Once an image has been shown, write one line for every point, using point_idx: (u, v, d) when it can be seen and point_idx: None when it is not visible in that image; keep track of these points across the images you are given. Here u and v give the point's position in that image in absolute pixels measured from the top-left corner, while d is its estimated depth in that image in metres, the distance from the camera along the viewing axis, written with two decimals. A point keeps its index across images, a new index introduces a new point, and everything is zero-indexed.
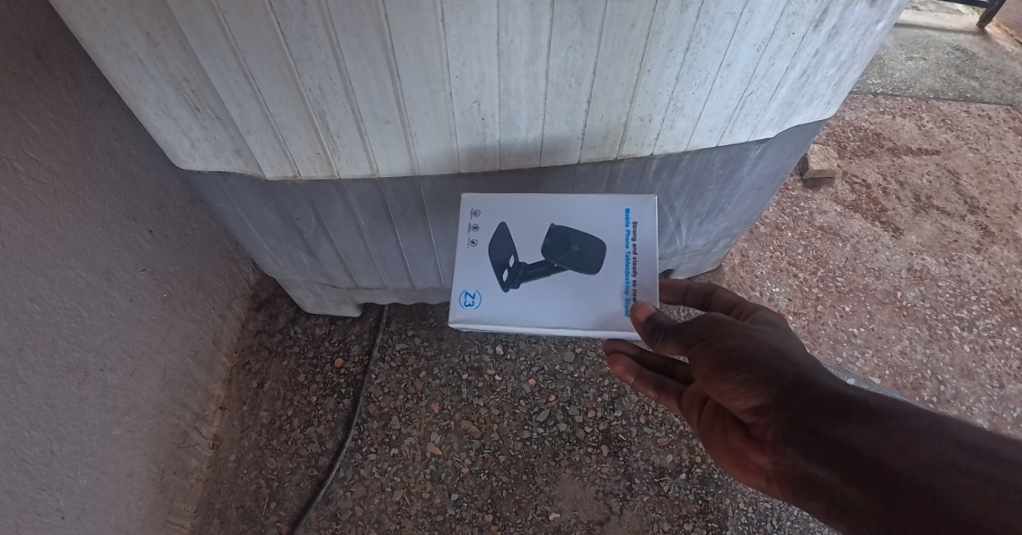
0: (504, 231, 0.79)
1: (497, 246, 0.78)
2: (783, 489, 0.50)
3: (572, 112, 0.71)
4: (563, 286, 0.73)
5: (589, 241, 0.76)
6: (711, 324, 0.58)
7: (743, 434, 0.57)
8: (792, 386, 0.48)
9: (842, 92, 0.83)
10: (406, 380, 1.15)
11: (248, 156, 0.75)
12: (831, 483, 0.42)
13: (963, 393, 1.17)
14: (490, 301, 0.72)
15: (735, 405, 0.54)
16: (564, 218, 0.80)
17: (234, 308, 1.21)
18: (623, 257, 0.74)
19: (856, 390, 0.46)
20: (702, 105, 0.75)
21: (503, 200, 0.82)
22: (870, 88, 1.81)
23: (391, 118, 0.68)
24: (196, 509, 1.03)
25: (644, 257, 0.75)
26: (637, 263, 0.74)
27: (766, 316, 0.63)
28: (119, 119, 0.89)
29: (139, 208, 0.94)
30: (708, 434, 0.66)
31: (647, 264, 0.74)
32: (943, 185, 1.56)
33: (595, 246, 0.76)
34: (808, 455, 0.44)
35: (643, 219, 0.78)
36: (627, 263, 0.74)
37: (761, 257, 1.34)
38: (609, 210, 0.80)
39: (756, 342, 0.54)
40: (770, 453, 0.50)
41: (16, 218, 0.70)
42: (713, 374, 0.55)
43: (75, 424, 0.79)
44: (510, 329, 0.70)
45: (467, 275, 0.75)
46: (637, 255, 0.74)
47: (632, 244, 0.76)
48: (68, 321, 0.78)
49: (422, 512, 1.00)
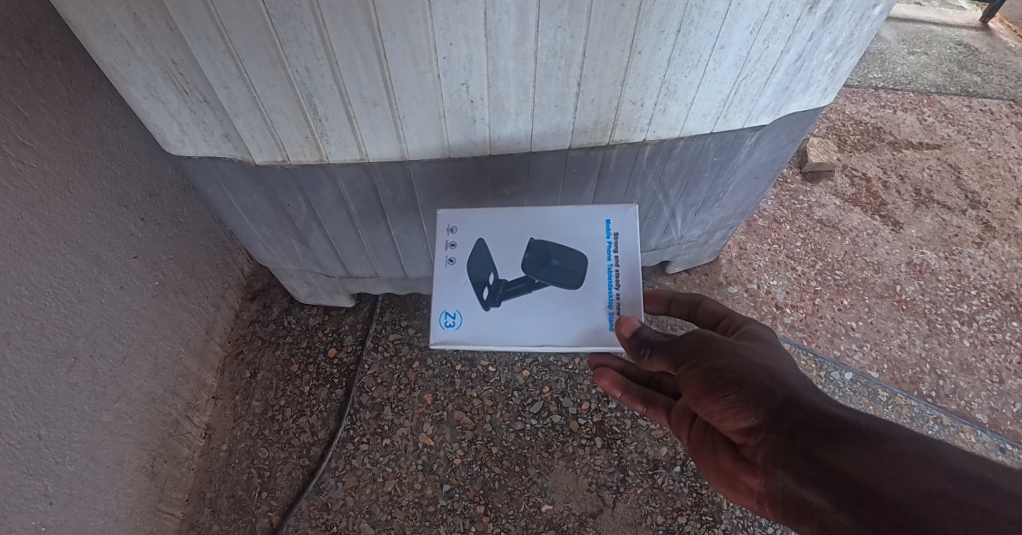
0: (482, 247, 0.82)
1: (477, 263, 0.81)
2: (774, 511, 0.50)
3: (563, 95, 0.71)
4: (544, 301, 0.76)
5: (568, 254, 0.78)
6: (700, 342, 0.59)
7: (733, 454, 0.57)
8: (782, 407, 0.49)
9: (839, 78, 0.82)
10: (400, 370, 1.15)
11: (237, 141, 0.74)
12: (822, 507, 0.42)
13: (962, 388, 1.16)
14: (470, 321, 0.75)
15: (725, 425, 0.54)
16: (545, 229, 0.82)
17: (228, 298, 1.21)
18: (606, 270, 0.78)
19: (846, 412, 0.47)
20: (695, 89, 0.74)
21: (489, 214, 0.84)
22: (871, 81, 1.79)
23: (379, 101, 0.68)
24: (188, 498, 1.03)
25: (625, 268, 0.78)
26: (619, 276, 0.77)
27: (755, 329, 0.64)
28: (111, 105, 0.89)
29: (131, 195, 0.94)
30: (699, 450, 0.67)
31: (631, 277, 0.77)
32: (944, 179, 1.55)
33: (577, 258, 0.78)
34: (797, 478, 0.45)
35: (623, 229, 0.81)
36: (610, 276, 0.77)
37: (759, 250, 1.33)
38: (588, 221, 0.82)
39: (745, 361, 0.55)
40: (761, 474, 0.50)
41: (5, 200, 0.70)
42: (703, 393, 0.55)
43: (64, 409, 0.78)
44: (493, 347, 0.74)
45: (447, 294, 0.78)
46: (620, 267, 0.77)
47: (614, 255, 0.78)
48: (58, 306, 0.78)
49: (413, 503, 0.99)
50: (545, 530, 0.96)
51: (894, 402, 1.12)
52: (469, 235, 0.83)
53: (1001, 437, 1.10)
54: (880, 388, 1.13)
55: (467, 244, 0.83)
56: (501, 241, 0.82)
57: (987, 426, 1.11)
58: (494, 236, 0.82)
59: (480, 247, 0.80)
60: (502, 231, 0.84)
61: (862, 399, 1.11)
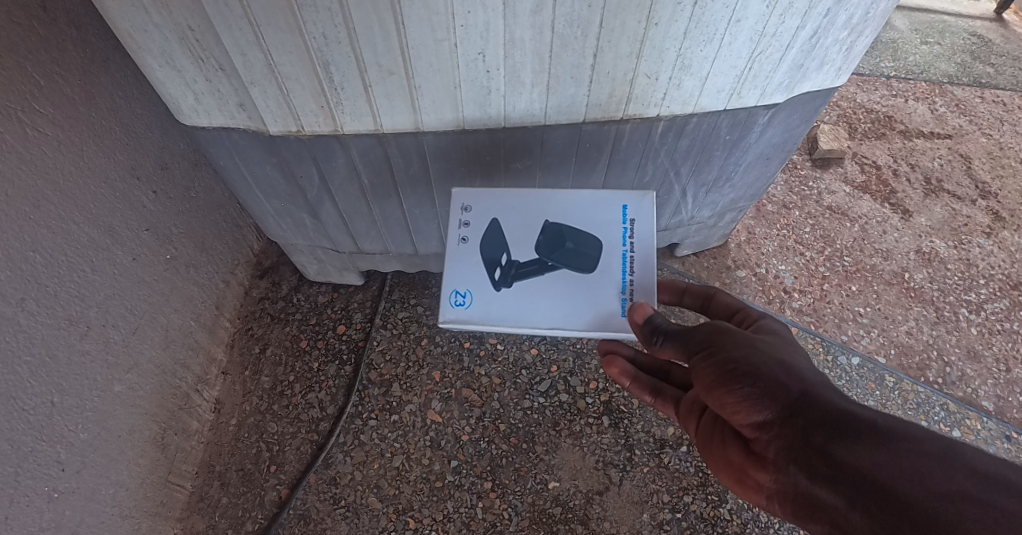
0: (496, 227, 0.82)
1: (490, 243, 0.81)
2: (784, 508, 0.51)
3: (579, 66, 0.70)
4: (557, 283, 0.75)
5: (583, 237, 0.79)
6: (714, 333, 0.58)
7: (743, 449, 0.58)
8: (799, 403, 0.48)
9: (853, 58, 0.82)
10: (409, 347, 1.15)
11: (253, 110, 0.74)
12: (836, 506, 0.43)
13: (968, 375, 1.16)
14: (480, 300, 0.75)
15: (736, 418, 0.54)
16: (559, 213, 0.83)
17: (238, 274, 1.22)
18: (620, 256, 0.77)
19: (861, 408, 0.47)
20: (710, 63, 0.73)
21: (500, 197, 0.85)
22: (883, 70, 1.78)
23: (395, 70, 0.68)
24: (197, 471, 1.04)
25: (639, 255, 0.78)
26: (634, 261, 0.77)
27: (770, 324, 0.64)
28: (123, 76, 0.89)
29: (144, 167, 0.94)
30: (708, 445, 0.67)
31: (645, 263, 0.77)
32: (954, 168, 1.54)
33: (591, 243, 0.79)
34: (811, 475, 0.45)
35: (639, 215, 0.81)
36: (624, 262, 0.77)
37: (768, 234, 1.33)
38: (604, 206, 0.83)
39: (760, 353, 0.54)
40: (772, 470, 0.51)
41: (20, 167, 0.70)
42: (716, 385, 0.54)
43: (76, 377, 0.79)
44: (502, 329, 0.73)
45: (458, 273, 0.78)
46: (634, 254, 0.77)
47: (629, 241, 0.79)
48: (71, 275, 0.78)
49: (420, 478, 1.00)
50: (551, 506, 0.97)
51: (900, 388, 1.12)
52: (482, 215, 0.84)
53: (1006, 424, 1.10)
54: (887, 373, 1.14)
55: (480, 224, 0.84)
56: (515, 222, 0.83)
57: (992, 414, 1.11)
58: (507, 218, 0.83)
59: (494, 228, 0.81)
60: (515, 213, 0.84)
61: (867, 384, 1.12)
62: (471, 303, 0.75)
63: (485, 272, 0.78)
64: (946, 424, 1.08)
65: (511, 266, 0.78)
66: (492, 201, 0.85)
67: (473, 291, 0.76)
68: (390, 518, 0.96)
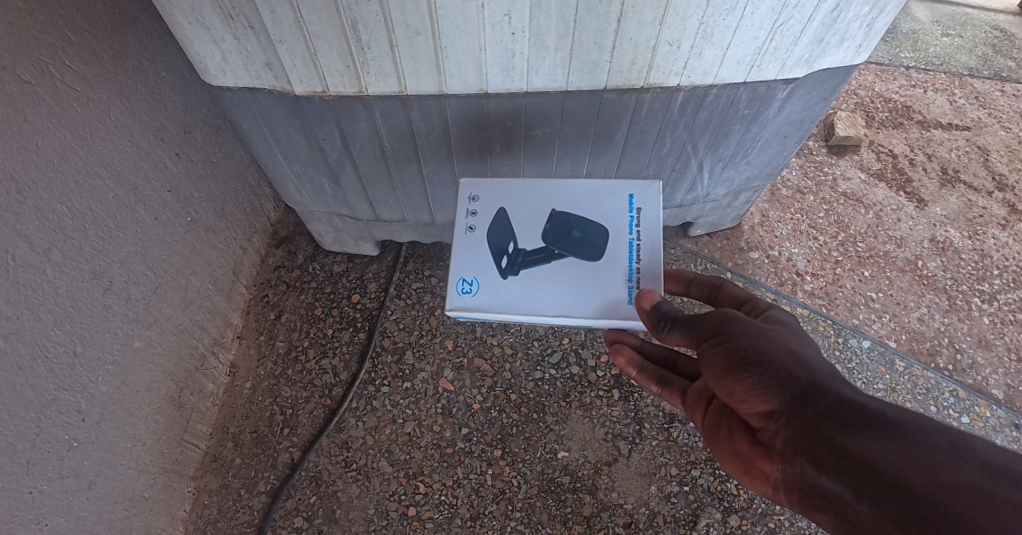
0: (503, 216, 0.83)
1: (497, 231, 0.82)
2: (790, 498, 0.50)
3: (602, 31, 0.70)
4: (564, 271, 0.76)
5: (590, 226, 0.79)
6: (724, 321, 0.58)
7: (750, 439, 0.58)
8: (808, 393, 0.48)
9: (874, 35, 0.80)
10: (422, 317, 1.17)
11: (279, 70, 0.74)
12: (842, 497, 0.42)
13: (979, 364, 1.16)
14: (487, 288, 0.76)
15: (744, 407, 0.54)
16: (568, 202, 0.84)
17: (255, 242, 1.24)
18: (627, 243, 0.78)
19: (871, 400, 0.47)
20: (732, 33, 0.72)
21: (509, 184, 0.87)
22: (902, 60, 1.77)
23: (422, 29, 0.68)
24: (211, 432, 1.05)
25: (646, 242, 0.78)
26: (640, 250, 0.77)
27: (777, 314, 0.63)
28: (150, 37, 0.90)
29: (167, 129, 0.95)
30: (713, 434, 0.67)
31: (651, 250, 0.77)
32: (971, 160, 1.53)
33: (595, 228, 0.79)
34: (819, 466, 0.45)
35: (646, 203, 0.82)
36: (631, 249, 0.77)
37: (782, 218, 1.33)
38: (612, 195, 0.83)
39: (769, 342, 0.54)
40: (778, 460, 0.51)
41: (49, 119, 0.71)
42: (725, 373, 0.54)
43: (98, 329, 0.79)
44: (509, 316, 0.74)
45: (465, 261, 0.79)
46: (640, 241, 0.78)
47: (636, 229, 0.79)
48: (96, 230, 0.79)
49: (432, 444, 1.02)
50: (560, 475, 0.98)
51: (910, 373, 1.12)
52: (490, 204, 0.85)
53: (1015, 413, 1.10)
54: (897, 357, 1.14)
55: (488, 212, 0.85)
56: (521, 211, 0.84)
57: (1002, 402, 1.11)
58: (516, 207, 0.84)
59: (500, 217, 0.82)
60: (524, 201, 0.85)
61: (878, 367, 1.12)
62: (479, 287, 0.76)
63: (491, 259, 0.79)
64: (955, 411, 1.08)
65: (518, 256, 0.78)
66: (499, 192, 0.86)
67: (481, 277, 0.77)
68: (401, 482, 0.98)
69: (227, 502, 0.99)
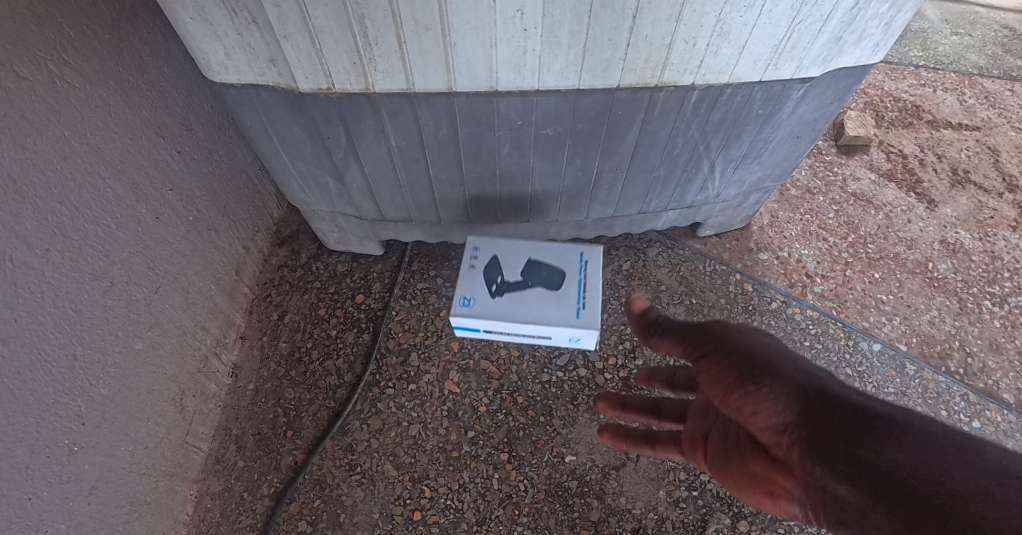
0: (494, 265, 0.94)
1: (487, 270, 0.93)
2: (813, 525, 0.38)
3: (617, 28, 0.68)
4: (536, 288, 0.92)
5: (556, 268, 0.94)
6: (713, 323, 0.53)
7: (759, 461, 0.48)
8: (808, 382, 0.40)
9: (892, 34, 0.79)
10: (427, 318, 1.16)
11: (283, 66, 0.72)
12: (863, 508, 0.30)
13: (990, 367, 1.14)
14: (482, 303, 0.90)
15: (755, 421, 0.43)
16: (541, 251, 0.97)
17: (257, 241, 1.22)
18: (578, 280, 0.92)
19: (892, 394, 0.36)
20: (749, 31, 0.71)
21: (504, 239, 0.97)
22: (912, 59, 1.75)
23: (431, 25, 0.66)
24: (213, 434, 1.04)
25: (592, 282, 0.92)
26: (586, 285, 0.92)
27: None
28: (151, 33, 0.88)
29: (169, 127, 0.93)
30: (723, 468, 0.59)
31: (595, 284, 0.91)
32: (981, 161, 1.51)
33: (557, 266, 0.95)
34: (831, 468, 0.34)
35: (594, 259, 0.95)
36: (579, 285, 0.92)
37: (791, 218, 1.32)
38: (569, 252, 0.96)
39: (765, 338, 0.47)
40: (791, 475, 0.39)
41: (47, 116, 0.69)
42: (714, 370, 0.48)
43: (99, 332, 0.78)
44: (496, 324, 0.88)
45: (467, 285, 0.92)
46: (588, 278, 0.92)
47: (585, 269, 0.93)
48: (95, 230, 0.77)
49: (437, 447, 1.00)
50: (567, 480, 0.97)
51: (921, 377, 1.11)
52: (487, 256, 0.96)
53: None
54: (908, 361, 1.12)
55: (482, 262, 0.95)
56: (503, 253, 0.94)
57: (1013, 407, 1.09)
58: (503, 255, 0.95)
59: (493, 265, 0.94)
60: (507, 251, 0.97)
61: (888, 371, 1.11)
62: (472, 306, 0.90)
63: (484, 286, 0.93)
64: (966, 415, 1.07)
65: (499, 284, 0.91)
66: (495, 246, 0.96)
67: (474, 295, 0.91)
68: (406, 486, 0.97)
69: (230, 505, 0.97)
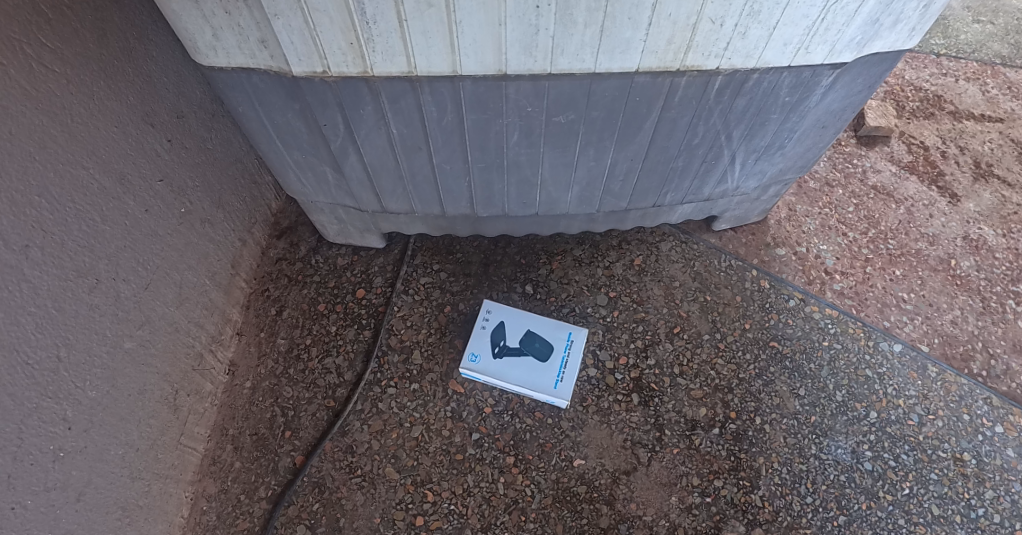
0: (496, 334, 1.08)
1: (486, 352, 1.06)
2: None
3: (638, 7, 0.62)
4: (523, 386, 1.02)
5: (541, 353, 1.06)
6: None
7: None
8: None
9: (931, 16, 0.73)
10: (430, 314, 1.12)
11: (275, 48, 0.67)
12: None
13: (1014, 370, 1.09)
14: (486, 363, 1.04)
15: None
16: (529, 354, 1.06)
17: (255, 234, 1.18)
18: (562, 355, 1.05)
19: None
20: (782, 11, 0.65)
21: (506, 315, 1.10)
22: (932, 47, 1.69)
23: (435, 2, 0.60)
24: (209, 434, 1.00)
25: (575, 350, 1.06)
26: (571, 354, 1.05)
27: None
28: (137, 13, 0.83)
29: (158, 114, 0.88)
30: None
31: (574, 365, 1.04)
32: (1005, 153, 1.45)
33: (547, 339, 1.07)
34: None
35: (576, 348, 1.06)
36: (564, 357, 1.05)
37: (809, 212, 1.28)
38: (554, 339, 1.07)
39: None
40: None
41: (26, 103, 0.64)
42: None
43: (84, 331, 0.73)
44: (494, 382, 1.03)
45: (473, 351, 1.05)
46: (573, 345, 1.06)
47: (567, 353, 1.05)
48: (79, 224, 0.73)
49: (441, 450, 0.96)
50: (576, 485, 0.93)
51: (943, 379, 1.06)
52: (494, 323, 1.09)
53: None
54: (929, 363, 1.08)
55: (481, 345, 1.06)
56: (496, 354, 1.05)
57: None
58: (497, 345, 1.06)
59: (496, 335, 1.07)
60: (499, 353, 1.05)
61: (909, 373, 1.06)
62: (478, 362, 1.04)
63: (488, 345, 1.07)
64: (988, 420, 1.02)
65: (500, 346, 1.06)
66: (501, 314, 1.10)
67: (479, 352, 1.05)
68: (408, 489, 0.93)
69: (226, 508, 0.94)
